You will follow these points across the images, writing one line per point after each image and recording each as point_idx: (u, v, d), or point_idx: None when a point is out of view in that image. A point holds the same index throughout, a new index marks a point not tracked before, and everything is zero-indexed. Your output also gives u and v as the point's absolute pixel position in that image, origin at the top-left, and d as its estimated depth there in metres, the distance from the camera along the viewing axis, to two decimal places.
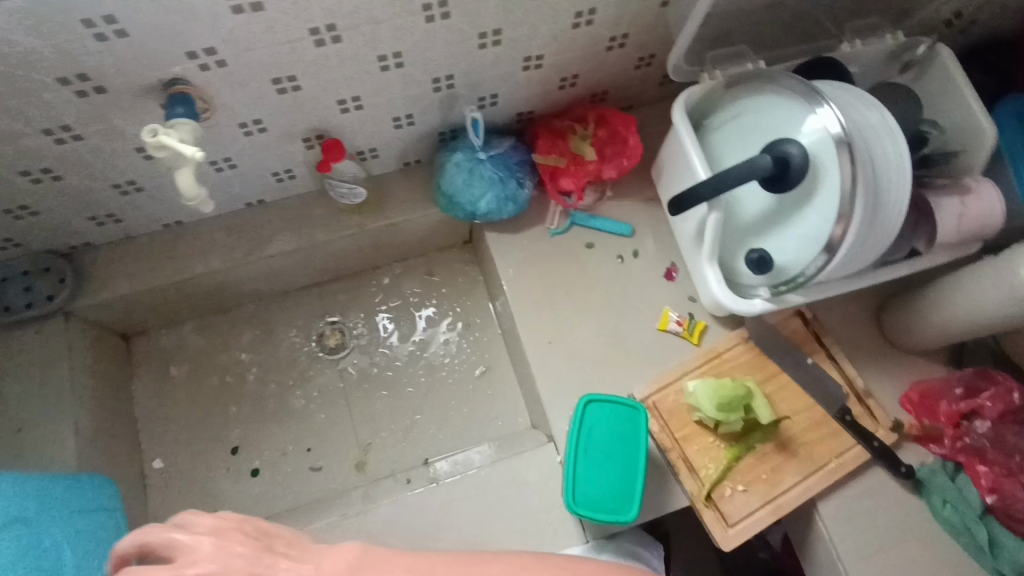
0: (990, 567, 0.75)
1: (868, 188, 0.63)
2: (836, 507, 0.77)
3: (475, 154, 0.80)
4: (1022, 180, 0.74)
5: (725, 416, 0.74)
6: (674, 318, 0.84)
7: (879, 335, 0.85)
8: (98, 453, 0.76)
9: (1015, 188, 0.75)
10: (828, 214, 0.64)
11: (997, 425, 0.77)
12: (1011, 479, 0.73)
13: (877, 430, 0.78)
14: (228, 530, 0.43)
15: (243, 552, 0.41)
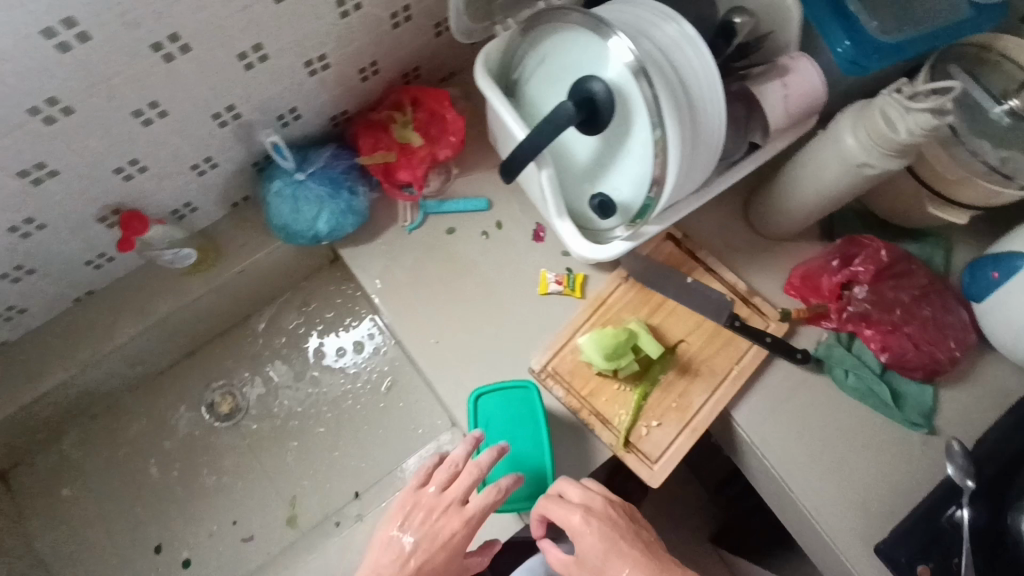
0: (900, 419, 0.79)
1: (680, 107, 0.60)
2: (749, 411, 0.79)
3: (294, 177, 0.74)
4: (835, 46, 0.72)
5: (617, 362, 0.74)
6: (552, 279, 0.82)
7: (752, 232, 0.85)
8: None
9: (832, 56, 0.73)
10: (649, 144, 0.61)
11: (875, 286, 0.79)
12: (896, 333, 0.77)
13: (768, 326, 0.80)
14: (596, 497, 0.66)
15: (612, 532, 0.62)
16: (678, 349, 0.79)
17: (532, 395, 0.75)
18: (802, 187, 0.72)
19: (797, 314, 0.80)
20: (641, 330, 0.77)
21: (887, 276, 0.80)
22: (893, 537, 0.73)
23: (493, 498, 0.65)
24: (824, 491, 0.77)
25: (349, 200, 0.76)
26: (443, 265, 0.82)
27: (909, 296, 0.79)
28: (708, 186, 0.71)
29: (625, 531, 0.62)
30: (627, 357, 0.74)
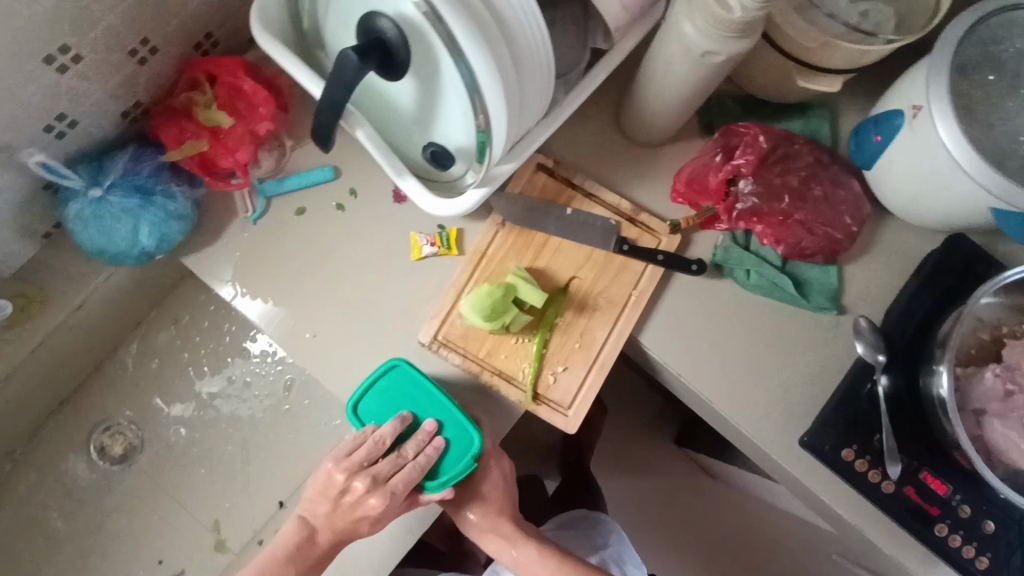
0: (807, 307, 0.76)
1: (487, 34, 0.51)
2: (657, 332, 0.75)
3: (91, 194, 0.64)
4: None
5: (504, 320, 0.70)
6: (424, 241, 0.74)
7: (628, 142, 0.78)
8: None
9: None
10: (462, 85, 0.53)
11: (761, 176, 0.75)
12: (788, 223, 0.73)
13: (659, 241, 0.75)
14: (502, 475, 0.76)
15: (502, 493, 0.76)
16: (572, 287, 0.74)
17: (404, 369, 0.70)
18: (659, 88, 0.65)
19: (686, 223, 0.75)
20: (523, 279, 0.71)
21: (772, 162, 0.75)
22: (814, 429, 0.72)
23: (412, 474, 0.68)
24: (742, 395, 0.75)
25: (166, 206, 0.66)
26: (302, 252, 0.74)
27: (796, 178, 0.75)
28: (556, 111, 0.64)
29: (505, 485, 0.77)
30: (510, 313, 0.69)
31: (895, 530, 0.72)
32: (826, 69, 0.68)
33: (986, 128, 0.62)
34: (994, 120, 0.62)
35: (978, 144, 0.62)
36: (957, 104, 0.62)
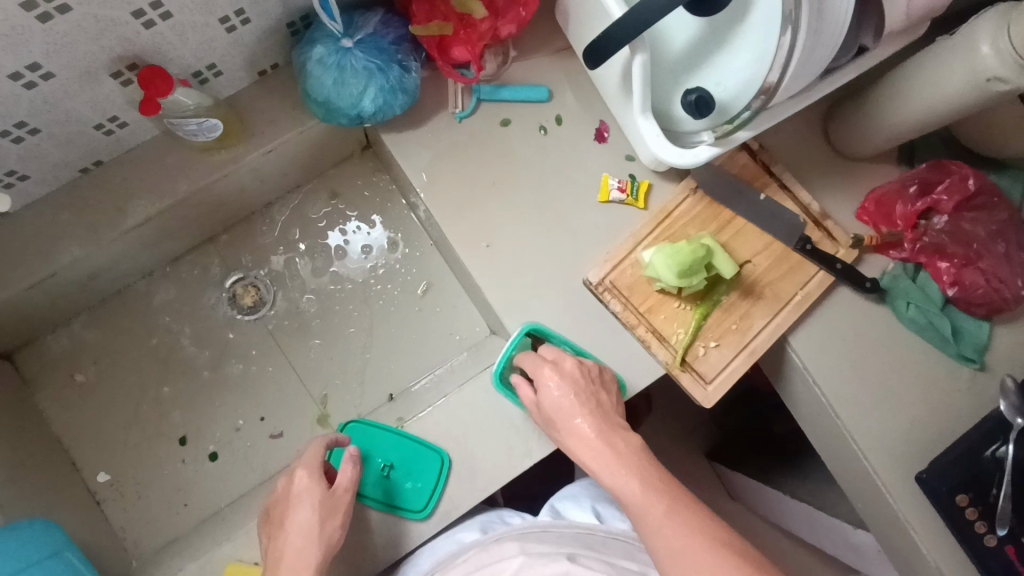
0: (955, 355, 0.76)
1: None
2: (806, 336, 0.77)
3: (340, 43, 0.65)
4: None
5: (688, 280, 0.70)
6: (615, 185, 0.74)
7: (829, 150, 0.79)
8: (32, 486, 0.67)
9: None
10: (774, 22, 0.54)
11: (954, 217, 0.75)
12: (971, 267, 0.73)
13: (838, 251, 0.76)
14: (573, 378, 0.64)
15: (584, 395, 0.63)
16: (745, 270, 0.74)
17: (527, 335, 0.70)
18: (908, 101, 0.66)
19: (870, 241, 0.76)
20: (711, 246, 0.72)
21: (968, 207, 0.75)
22: (938, 466, 0.72)
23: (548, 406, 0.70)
24: (872, 420, 0.76)
25: (401, 76, 0.66)
26: (496, 161, 0.74)
27: (986, 230, 0.75)
28: (806, 95, 0.63)
29: (585, 387, 0.64)
30: (701, 275, 0.69)
31: None
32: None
33: None
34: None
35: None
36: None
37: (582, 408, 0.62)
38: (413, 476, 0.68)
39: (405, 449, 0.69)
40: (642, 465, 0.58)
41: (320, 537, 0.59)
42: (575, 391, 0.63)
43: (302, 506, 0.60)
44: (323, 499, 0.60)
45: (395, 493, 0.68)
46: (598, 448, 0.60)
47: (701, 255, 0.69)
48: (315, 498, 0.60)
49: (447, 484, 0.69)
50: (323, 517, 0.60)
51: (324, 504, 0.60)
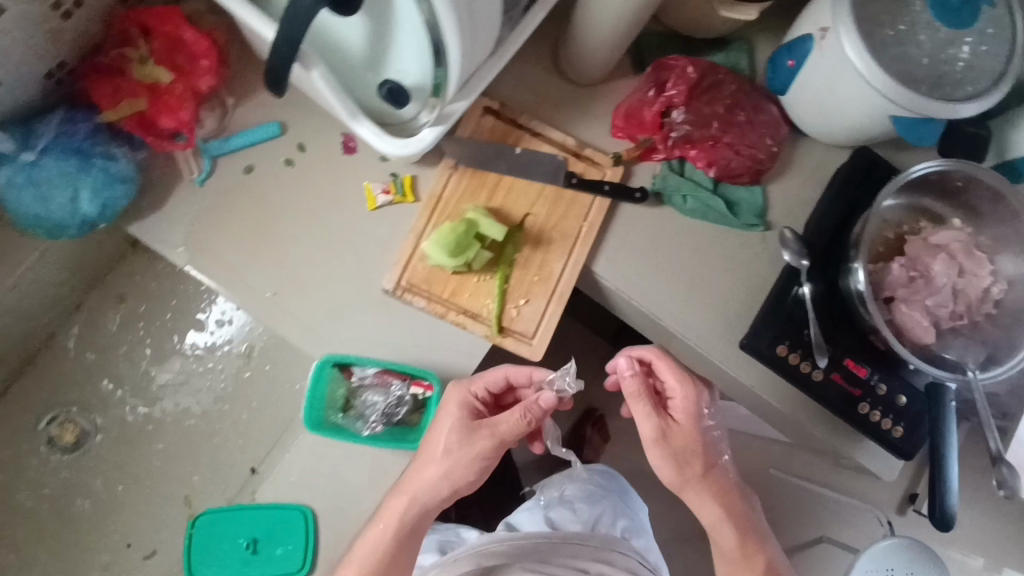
0: (738, 225, 0.84)
1: None
2: (608, 259, 0.81)
3: (26, 160, 0.62)
4: None
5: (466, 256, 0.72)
6: (378, 191, 0.75)
7: (568, 82, 0.82)
8: None
9: None
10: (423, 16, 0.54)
11: (691, 107, 0.81)
12: (718, 146, 0.80)
13: (603, 173, 0.80)
14: (689, 388, 0.74)
15: (697, 417, 0.74)
16: (527, 224, 0.77)
17: (321, 370, 0.70)
18: (597, 20, 0.70)
19: (627, 156, 0.81)
20: (477, 216, 0.74)
21: (699, 92, 0.81)
22: (766, 338, 0.78)
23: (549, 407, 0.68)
24: (688, 310, 0.82)
25: (108, 168, 0.64)
26: (254, 209, 0.73)
27: (722, 107, 0.81)
28: (503, 48, 0.67)
29: (703, 414, 0.74)
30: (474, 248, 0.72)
31: (828, 416, 0.81)
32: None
33: (886, 40, 0.69)
34: (898, 37, 0.69)
35: (880, 60, 0.68)
36: (857, 21, 0.70)
37: (715, 462, 0.75)
38: (282, 540, 0.69)
39: (266, 518, 0.70)
40: (741, 527, 0.75)
41: (438, 480, 0.66)
42: (704, 435, 0.74)
43: (462, 429, 0.67)
44: (466, 453, 0.66)
45: (271, 561, 0.70)
46: (698, 473, 0.73)
47: (466, 227, 0.71)
48: (457, 447, 0.66)
49: (319, 535, 0.70)
50: (454, 475, 0.66)
51: (465, 444, 0.66)
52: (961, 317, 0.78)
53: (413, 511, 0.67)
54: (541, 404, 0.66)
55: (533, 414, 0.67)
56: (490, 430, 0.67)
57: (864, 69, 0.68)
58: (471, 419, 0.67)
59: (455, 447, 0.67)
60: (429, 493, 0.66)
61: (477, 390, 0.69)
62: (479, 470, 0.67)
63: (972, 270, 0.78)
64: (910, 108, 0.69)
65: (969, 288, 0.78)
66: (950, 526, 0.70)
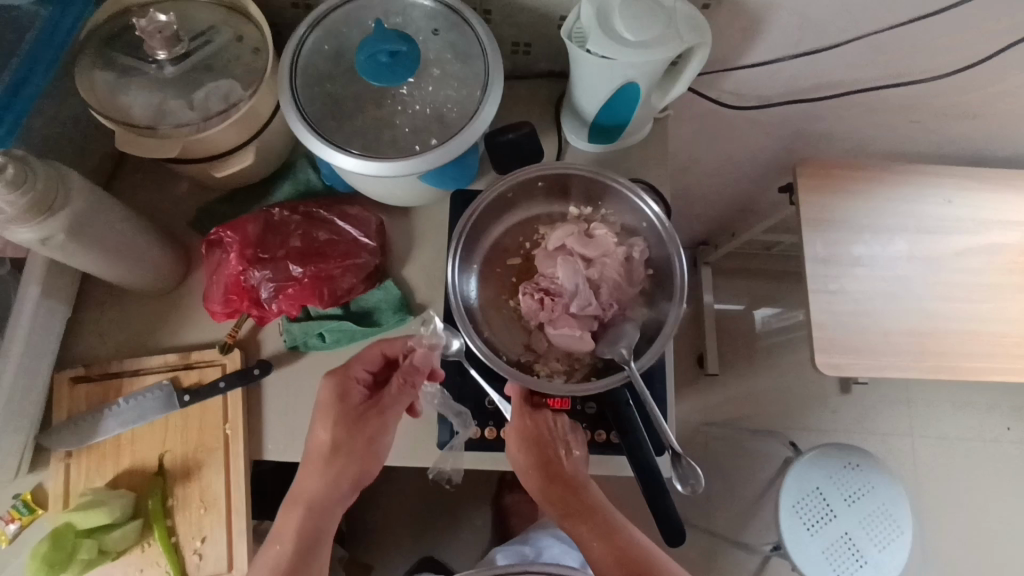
0: (388, 329, 0.79)
1: None
2: (279, 437, 0.76)
3: None
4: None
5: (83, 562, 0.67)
6: (3, 524, 0.71)
7: (149, 299, 0.79)
8: None
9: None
10: None
11: (262, 262, 0.76)
12: (310, 283, 0.75)
13: (223, 364, 0.76)
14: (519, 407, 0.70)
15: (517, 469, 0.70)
16: (166, 465, 0.73)
17: None
18: (87, 267, 0.68)
19: (232, 338, 0.76)
20: (72, 516, 0.68)
21: (263, 246, 0.77)
22: (511, 384, 0.71)
23: (409, 386, 0.71)
24: None
25: None
26: None
27: (299, 239, 0.78)
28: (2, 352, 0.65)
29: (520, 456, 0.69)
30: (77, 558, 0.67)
31: None
32: (223, 153, 0.73)
33: (375, 129, 0.70)
34: (381, 119, 0.70)
35: (371, 149, 0.69)
36: (319, 127, 0.68)
37: (558, 468, 0.68)
38: None
39: None
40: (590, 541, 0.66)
41: (328, 478, 0.68)
42: (540, 450, 0.68)
43: (343, 416, 0.70)
44: (355, 436, 0.70)
45: None
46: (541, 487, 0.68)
47: (71, 532, 0.67)
48: (345, 437, 0.69)
49: None
50: (363, 438, 0.70)
51: (352, 430, 0.70)
52: (613, 304, 0.72)
53: (309, 517, 0.68)
54: (395, 385, 0.71)
55: (411, 375, 0.71)
56: (375, 409, 0.71)
57: (367, 170, 0.67)
58: (354, 409, 0.70)
59: (341, 436, 0.69)
60: (322, 497, 0.68)
61: (355, 373, 0.71)
62: (370, 440, 0.71)
63: (599, 254, 0.74)
64: (421, 167, 0.68)
65: (606, 272, 0.73)
66: (683, 536, 0.64)
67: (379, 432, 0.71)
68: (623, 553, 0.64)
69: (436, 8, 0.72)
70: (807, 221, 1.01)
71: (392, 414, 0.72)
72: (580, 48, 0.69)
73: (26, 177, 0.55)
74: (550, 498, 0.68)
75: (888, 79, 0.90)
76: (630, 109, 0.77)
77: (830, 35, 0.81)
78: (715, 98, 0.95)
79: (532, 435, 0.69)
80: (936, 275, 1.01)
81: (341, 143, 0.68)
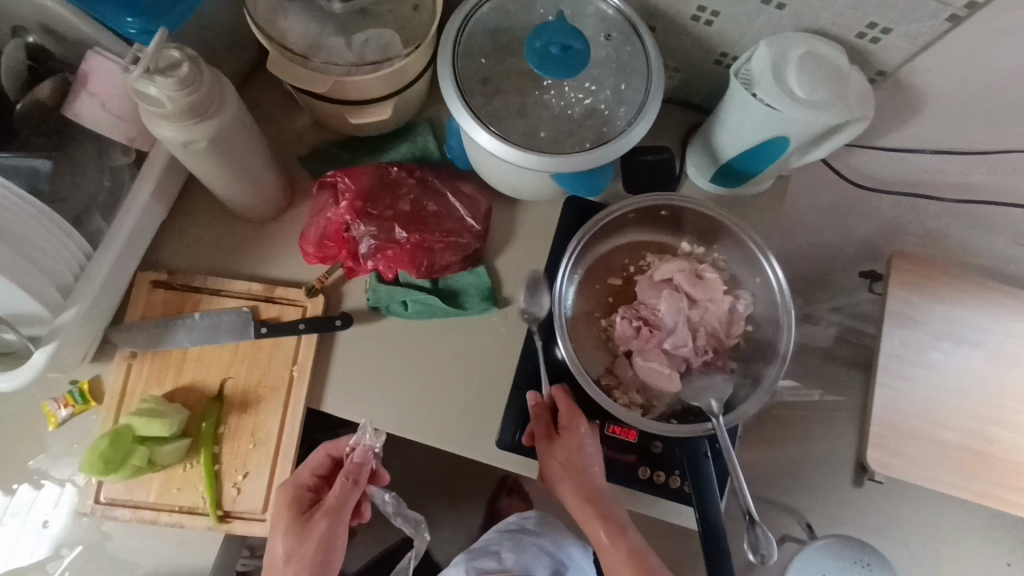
0: (470, 315, 0.78)
1: None
2: (341, 393, 0.75)
3: None
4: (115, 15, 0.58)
5: (129, 468, 0.67)
6: (55, 407, 0.71)
7: (246, 222, 0.78)
8: None
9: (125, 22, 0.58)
10: None
11: (367, 219, 0.75)
12: (409, 250, 0.75)
13: (304, 307, 0.75)
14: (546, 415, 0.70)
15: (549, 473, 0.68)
16: (225, 392, 0.72)
17: None
18: (207, 178, 0.67)
19: (320, 283, 0.75)
20: (129, 419, 0.67)
21: (372, 203, 0.76)
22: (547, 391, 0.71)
23: (348, 484, 0.69)
24: (439, 421, 0.76)
25: None
26: None
27: (408, 204, 0.77)
28: (108, 240, 0.64)
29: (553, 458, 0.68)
30: (124, 462, 0.66)
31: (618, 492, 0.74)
32: (365, 102, 0.72)
33: (522, 117, 0.69)
34: (530, 109, 0.69)
35: (514, 135, 0.68)
36: (471, 101, 0.67)
37: (590, 479, 0.68)
38: None
39: None
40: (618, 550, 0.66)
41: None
42: (570, 456, 0.68)
43: (291, 521, 0.67)
44: (303, 536, 0.66)
45: None
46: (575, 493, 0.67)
47: (125, 436, 0.67)
48: (292, 541, 0.65)
49: None
50: (318, 527, 0.66)
51: (302, 538, 0.65)
52: (708, 352, 0.71)
53: None
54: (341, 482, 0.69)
55: (354, 474, 0.70)
56: (324, 511, 0.67)
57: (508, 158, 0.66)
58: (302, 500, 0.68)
59: (288, 540, 0.65)
60: None
61: (303, 479, 0.70)
62: (325, 547, 0.66)
63: (705, 298, 0.73)
64: (561, 167, 0.67)
65: (707, 319, 0.72)
66: None
67: (326, 526, 0.66)
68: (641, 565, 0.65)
69: (612, 13, 0.71)
70: (891, 314, 1.00)
71: (349, 493, 0.69)
72: (747, 91, 0.68)
73: (195, 81, 0.54)
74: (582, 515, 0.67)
75: (1017, 196, 0.88)
76: (768, 162, 0.76)
77: (979, 139, 0.80)
78: (837, 169, 0.93)
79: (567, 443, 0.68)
80: (1005, 400, 0.99)
81: (488, 122, 0.67)
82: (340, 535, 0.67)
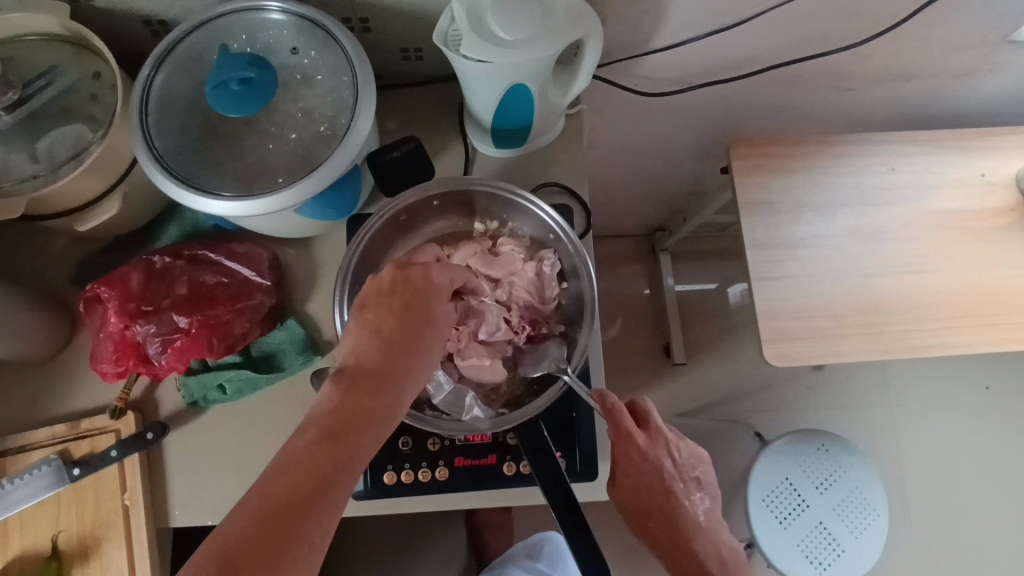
0: (293, 373, 0.73)
1: None
2: (184, 502, 0.71)
3: None
4: None
5: None
6: None
7: (33, 366, 0.73)
8: None
9: None
10: None
11: (145, 317, 0.70)
12: (200, 333, 0.70)
13: (116, 430, 0.70)
14: (633, 436, 0.64)
15: (643, 498, 0.65)
16: (59, 547, 0.68)
17: None
18: None
19: (122, 400, 0.70)
20: None
21: (146, 300, 0.71)
22: (402, 420, 0.67)
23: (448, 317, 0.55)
24: None
25: None
26: None
27: (185, 286, 0.72)
28: None
29: (652, 472, 0.65)
30: None
31: (491, 493, 0.71)
32: (85, 204, 0.67)
33: (244, 160, 0.64)
34: (251, 149, 0.64)
35: (241, 184, 0.63)
36: (181, 168, 0.62)
37: (674, 492, 0.66)
38: None
39: None
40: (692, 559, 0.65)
41: (316, 443, 0.45)
42: (656, 470, 0.65)
43: (360, 371, 0.49)
44: (370, 390, 0.48)
45: None
46: (651, 507, 0.66)
47: None
48: (357, 395, 0.48)
49: None
50: (392, 365, 0.50)
51: (370, 385, 0.49)
52: (525, 326, 0.68)
53: (265, 516, 0.41)
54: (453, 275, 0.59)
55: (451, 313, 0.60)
56: (408, 346, 0.51)
57: (238, 212, 0.61)
58: (411, 287, 0.54)
59: (346, 399, 0.47)
60: (288, 481, 0.43)
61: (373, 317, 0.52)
62: (388, 398, 0.49)
63: (506, 274, 0.69)
64: (298, 199, 0.62)
65: (515, 293, 0.69)
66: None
67: (401, 372, 0.50)
68: (725, 567, 0.64)
69: (295, 21, 0.65)
70: (745, 203, 0.96)
71: (436, 342, 0.54)
72: (453, 52, 0.62)
73: None
74: (646, 521, 0.66)
75: (812, 48, 0.84)
76: (529, 107, 0.71)
77: (739, 10, 0.75)
78: (633, 84, 0.89)
79: (652, 455, 0.65)
80: (885, 245, 0.96)
81: (211, 186, 0.62)
82: (398, 414, 0.50)
